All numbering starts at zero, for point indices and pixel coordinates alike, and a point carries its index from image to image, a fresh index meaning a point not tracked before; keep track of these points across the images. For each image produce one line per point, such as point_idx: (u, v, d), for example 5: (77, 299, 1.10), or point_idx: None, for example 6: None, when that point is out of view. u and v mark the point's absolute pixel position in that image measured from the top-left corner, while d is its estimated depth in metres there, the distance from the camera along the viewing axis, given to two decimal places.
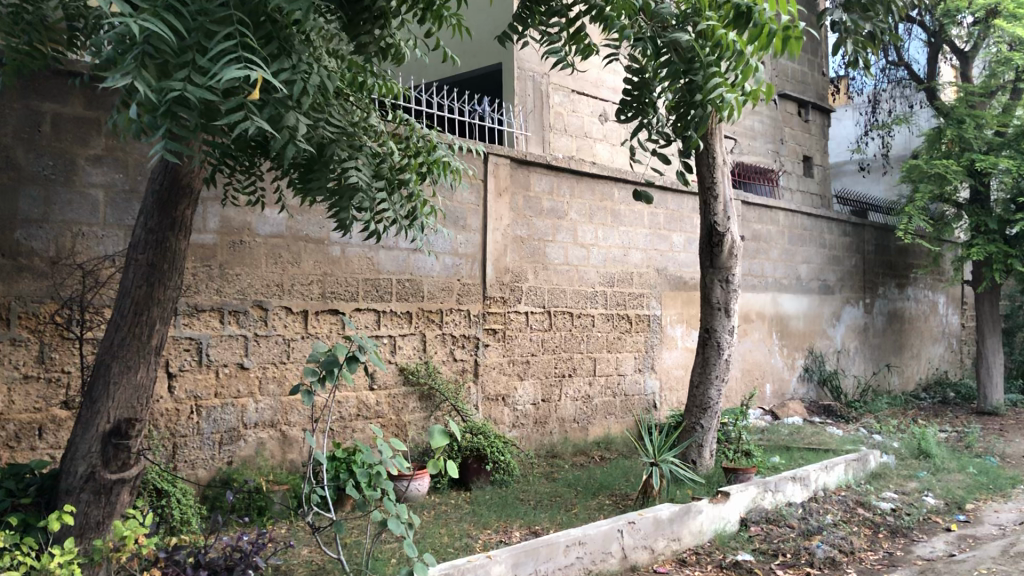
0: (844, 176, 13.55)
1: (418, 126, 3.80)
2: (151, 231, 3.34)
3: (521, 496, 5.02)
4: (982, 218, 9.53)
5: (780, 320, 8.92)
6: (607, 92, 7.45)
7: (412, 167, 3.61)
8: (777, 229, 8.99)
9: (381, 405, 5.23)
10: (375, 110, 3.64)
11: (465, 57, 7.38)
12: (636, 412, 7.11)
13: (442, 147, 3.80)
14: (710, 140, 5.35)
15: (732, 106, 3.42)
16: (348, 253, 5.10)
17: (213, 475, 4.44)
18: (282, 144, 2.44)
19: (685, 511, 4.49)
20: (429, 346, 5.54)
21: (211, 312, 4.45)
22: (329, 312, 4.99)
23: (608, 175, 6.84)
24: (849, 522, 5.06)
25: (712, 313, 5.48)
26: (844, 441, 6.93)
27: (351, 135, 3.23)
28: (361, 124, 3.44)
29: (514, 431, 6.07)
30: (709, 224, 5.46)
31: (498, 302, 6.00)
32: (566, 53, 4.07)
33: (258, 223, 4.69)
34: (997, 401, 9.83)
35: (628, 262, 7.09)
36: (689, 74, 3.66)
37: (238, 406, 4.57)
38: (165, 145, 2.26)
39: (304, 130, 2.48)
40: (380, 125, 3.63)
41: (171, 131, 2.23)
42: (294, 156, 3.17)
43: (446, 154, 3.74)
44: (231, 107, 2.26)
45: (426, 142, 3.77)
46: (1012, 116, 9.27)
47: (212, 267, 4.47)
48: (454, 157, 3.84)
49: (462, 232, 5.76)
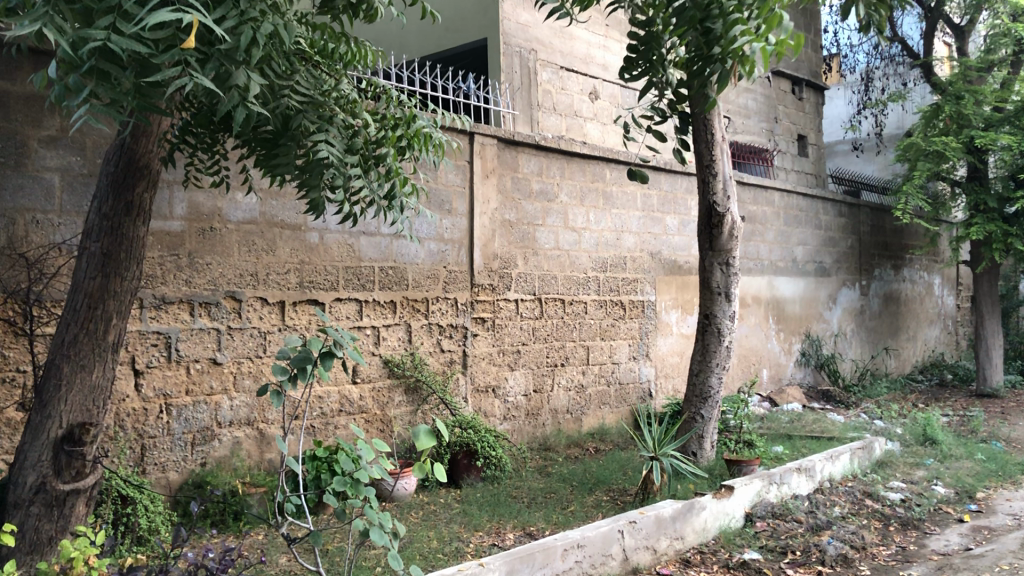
0: (837, 156, 13.31)
1: (397, 94, 3.48)
2: (105, 217, 3.06)
3: (514, 494, 4.76)
4: (981, 196, 9.29)
5: (776, 304, 8.68)
6: (597, 69, 7.16)
7: (389, 141, 3.30)
8: (773, 210, 8.74)
9: (365, 400, 4.95)
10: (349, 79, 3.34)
11: (449, 33, 7.07)
12: (631, 402, 6.86)
13: (424, 118, 3.48)
14: (710, 115, 5.07)
15: (755, 59, 3.05)
16: (327, 240, 4.81)
17: (185, 478, 4.17)
18: (231, 105, 2.19)
19: (688, 507, 4.24)
20: (415, 337, 5.26)
21: (179, 305, 4.16)
22: (308, 303, 4.70)
23: (601, 155, 6.56)
24: (858, 515, 4.82)
25: (712, 298, 5.23)
26: (847, 428, 6.69)
27: (319, 105, 2.94)
28: (332, 93, 3.14)
29: (504, 424, 5.80)
30: (707, 204, 5.18)
31: (486, 290, 5.72)
32: (564, 4, 3.87)
33: (229, 209, 4.38)
34: (997, 383, 9.66)
35: (620, 246, 6.81)
36: (706, 22, 3.36)
37: (211, 403, 4.29)
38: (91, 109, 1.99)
39: (256, 90, 2.24)
40: (354, 93, 3.31)
41: (97, 92, 1.97)
42: (255, 129, 2.90)
43: (429, 124, 3.42)
44: (166, 60, 2.00)
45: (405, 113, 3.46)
46: (1011, 91, 9.00)
47: (180, 256, 4.18)
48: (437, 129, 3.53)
49: (447, 216, 5.47)
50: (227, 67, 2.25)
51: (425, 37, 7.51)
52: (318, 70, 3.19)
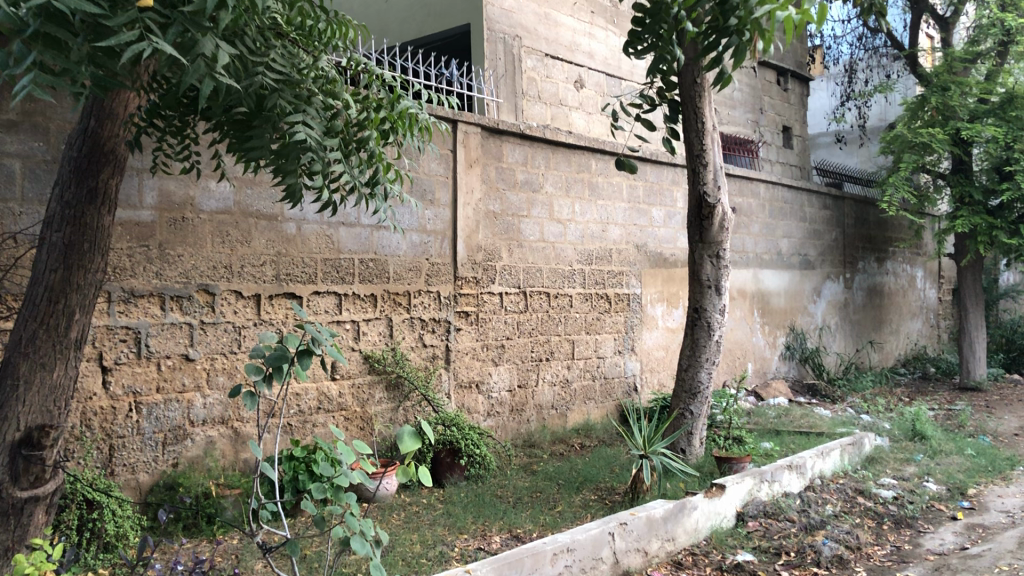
0: (820, 148, 13.24)
1: (379, 72, 3.30)
2: (67, 205, 2.87)
3: (498, 494, 4.60)
4: (966, 189, 9.20)
5: (761, 297, 8.58)
6: (582, 57, 7.01)
7: (371, 123, 3.12)
8: (758, 202, 8.62)
9: (344, 397, 4.78)
10: (328, 58, 3.16)
11: (431, 17, 6.88)
12: (616, 396, 6.73)
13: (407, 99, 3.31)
14: (701, 104, 4.93)
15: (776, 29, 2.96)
16: (305, 230, 4.62)
17: (156, 479, 3.99)
18: (195, 76, 2.05)
19: (679, 508, 4.10)
20: (396, 331, 5.09)
21: (149, 298, 3.97)
22: (285, 296, 4.52)
23: (585, 145, 6.41)
24: (851, 513, 4.72)
25: (702, 291, 5.09)
26: (835, 423, 6.59)
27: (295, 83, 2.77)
28: (309, 71, 2.96)
29: (488, 421, 5.65)
30: (698, 194, 5.04)
31: (470, 283, 5.55)
32: None
33: (201, 198, 4.19)
34: (980, 376, 9.62)
35: (606, 238, 6.67)
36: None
37: (183, 401, 4.11)
38: (36, 77, 1.86)
39: (223, 58, 2.10)
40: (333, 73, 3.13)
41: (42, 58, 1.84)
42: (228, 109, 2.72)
43: (414, 105, 3.24)
44: (118, 23, 1.88)
45: (389, 94, 3.28)
46: (997, 83, 8.91)
47: (150, 248, 3.98)
48: (422, 111, 3.36)
49: (430, 206, 5.30)
50: (192, 34, 2.11)
51: (406, 21, 7.32)
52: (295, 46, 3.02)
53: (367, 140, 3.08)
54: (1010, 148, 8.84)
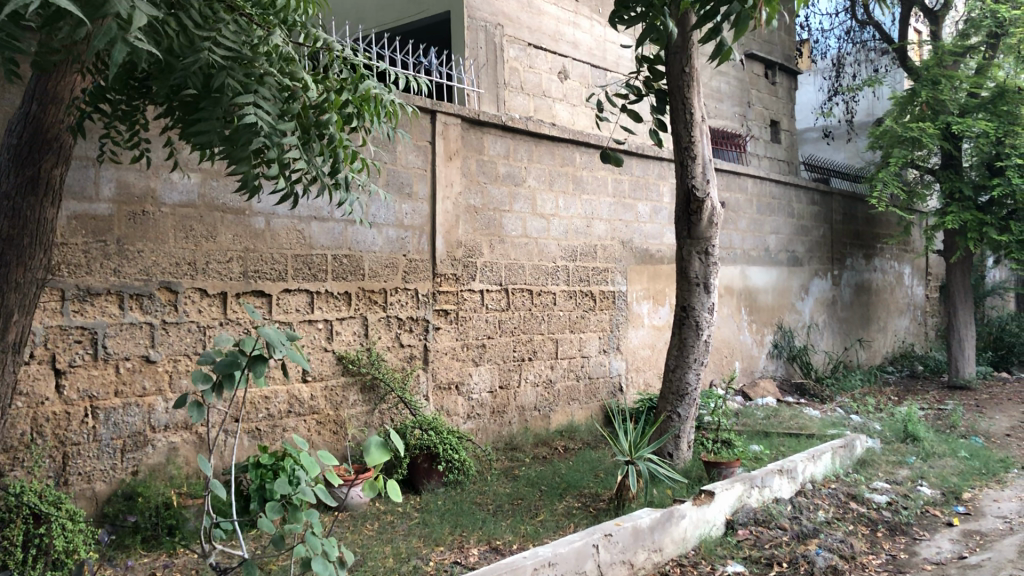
0: (808, 143, 13.13)
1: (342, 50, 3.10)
2: (6, 195, 2.65)
3: (478, 501, 4.40)
4: (956, 184, 9.03)
5: (749, 295, 8.41)
6: (566, 47, 6.81)
7: (334, 107, 2.92)
8: (745, 198, 8.44)
9: (316, 400, 4.56)
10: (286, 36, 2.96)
11: (409, 5, 6.66)
12: (601, 397, 6.54)
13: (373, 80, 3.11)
14: (689, 94, 4.75)
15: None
16: (274, 225, 4.39)
17: (114, 489, 3.76)
18: (107, 40, 1.96)
19: (667, 517, 3.91)
20: (372, 331, 4.87)
21: (107, 297, 3.75)
22: (253, 294, 4.29)
23: (569, 138, 6.20)
24: (844, 520, 4.54)
25: (690, 289, 4.89)
26: (826, 425, 6.41)
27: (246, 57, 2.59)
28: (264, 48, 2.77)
29: (468, 423, 5.45)
30: (686, 188, 4.86)
31: (449, 280, 5.34)
32: None
33: (163, 190, 3.96)
34: (969, 374, 9.48)
35: (591, 234, 6.47)
36: None
37: (144, 405, 3.87)
38: None
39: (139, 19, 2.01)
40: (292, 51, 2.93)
41: None
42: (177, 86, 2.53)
43: (378, 86, 3.04)
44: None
45: (352, 75, 3.08)
46: (987, 77, 8.75)
47: (107, 243, 3.75)
48: (390, 94, 3.16)
49: (407, 200, 5.08)
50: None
51: (384, 9, 7.10)
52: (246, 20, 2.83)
53: (328, 125, 2.87)
54: (1000, 143, 8.69)
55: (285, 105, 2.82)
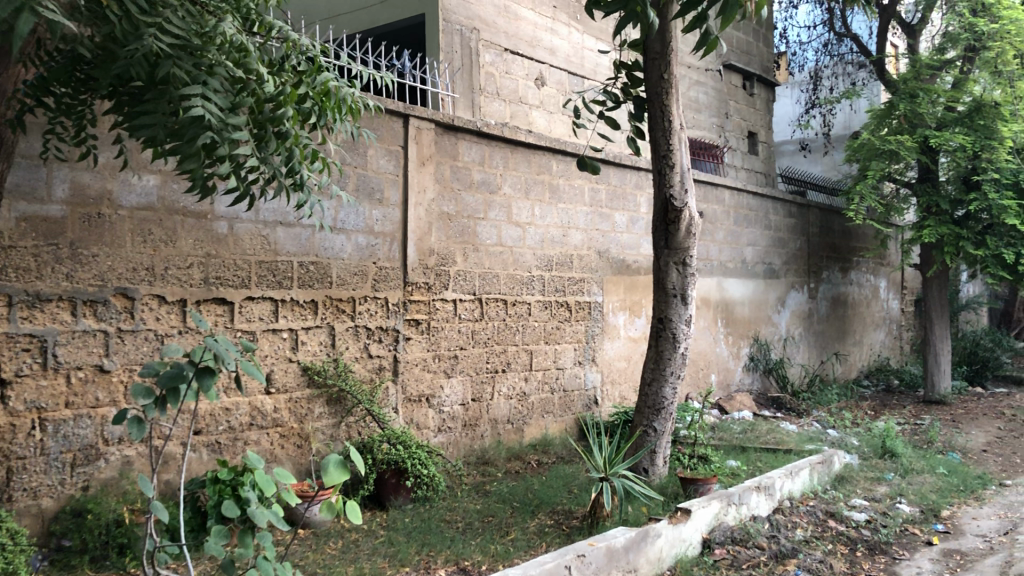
0: (784, 156, 13.12)
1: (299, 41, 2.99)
2: None
3: (447, 518, 4.24)
4: (933, 198, 9.00)
5: (725, 306, 8.33)
6: (543, 53, 6.69)
7: (291, 100, 2.78)
8: (722, 209, 8.37)
9: (279, 413, 4.39)
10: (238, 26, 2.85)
11: (383, 6, 6.53)
12: (576, 410, 6.41)
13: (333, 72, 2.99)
14: (668, 102, 4.66)
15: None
16: (237, 230, 4.23)
17: (62, 505, 3.56)
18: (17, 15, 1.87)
19: (642, 536, 3.78)
20: (339, 341, 4.71)
21: (58, 304, 3.57)
22: (214, 302, 4.11)
23: (546, 146, 6.08)
24: (822, 539, 4.44)
25: (667, 301, 4.78)
26: (803, 440, 6.32)
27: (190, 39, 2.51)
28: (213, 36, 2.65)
29: (439, 437, 5.29)
30: (663, 198, 4.75)
31: (421, 289, 5.19)
32: None
33: (120, 191, 3.79)
34: (945, 389, 9.44)
35: (567, 243, 6.35)
36: None
37: (96, 417, 3.69)
38: None
39: None
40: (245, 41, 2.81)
41: None
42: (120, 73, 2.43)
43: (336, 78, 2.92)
44: None
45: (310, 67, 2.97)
46: (965, 91, 8.72)
47: (59, 246, 3.57)
48: (351, 89, 3.03)
49: (378, 206, 4.94)
50: None
51: (357, 10, 6.96)
52: (194, 8, 2.70)
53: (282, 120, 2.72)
54: (976, 157, 8.68)
55: (237, 97, 2.69)
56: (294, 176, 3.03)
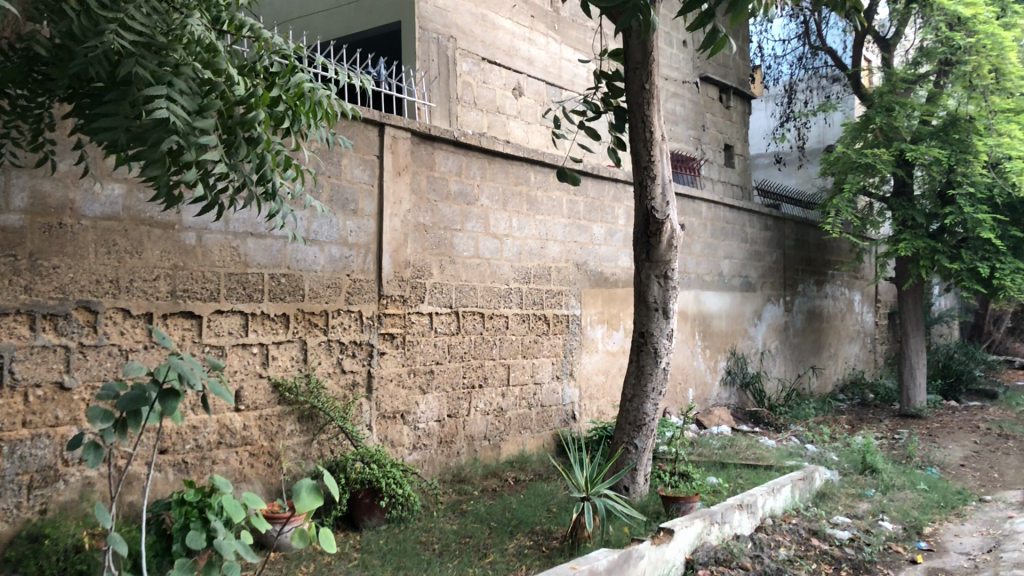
0: (759, 168, 13.15)
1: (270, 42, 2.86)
2: None
3: (422, 539, 4.10)
4: (909, 212, 9.01)
5: (703, 319, 8.26)
6: (521, 62, 6.60)
7: (262, 103, 2.66)
8: (700, 222, 8.32)
9: (249, 431, 4.24)
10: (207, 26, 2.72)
11: (359, 12, 6.41)
12: (554, 425, 6.29)
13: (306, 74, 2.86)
14: (649, 112, 4.57)
15: None
16: (206, 241, 4.07)
17: (18, 529, 3.38)
18: None
19: (625, 558, 3.66)
20: (311, 356, 4.56)
21: (16, 318, 3.40)
22: (181, 315, 3.96)
23: (524, 156, 5.98)
24: (807, 558, 4.35)
25: (648, 314, 4.68)
26: (783, 455, 6.24)
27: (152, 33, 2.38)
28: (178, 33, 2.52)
29: (414, 455, 5.15)
30: (644, 210, 4.65)
31: (396, 302, 5.05)
32: None
33: (84, 200, 3.64)
34: (920, 402, 9.44)
35: (545, 255, 6.25)
36: None
37: (55, 437, 3.52)
38: None
39: None
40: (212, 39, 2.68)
41: None
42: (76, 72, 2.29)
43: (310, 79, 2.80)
44: None
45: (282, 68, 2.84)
46: (940, 105, 8.75)
47: (18, 257, 3.41)
48: (327, 92, 2.91)
49: (352, 217, 4.80)
50: None
51: (332, 16, 6.83)
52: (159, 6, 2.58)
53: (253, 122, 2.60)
54: (951, 171, 8.71)
55: (205, 99, 2.56)
56: (266, 185, 2.90)
